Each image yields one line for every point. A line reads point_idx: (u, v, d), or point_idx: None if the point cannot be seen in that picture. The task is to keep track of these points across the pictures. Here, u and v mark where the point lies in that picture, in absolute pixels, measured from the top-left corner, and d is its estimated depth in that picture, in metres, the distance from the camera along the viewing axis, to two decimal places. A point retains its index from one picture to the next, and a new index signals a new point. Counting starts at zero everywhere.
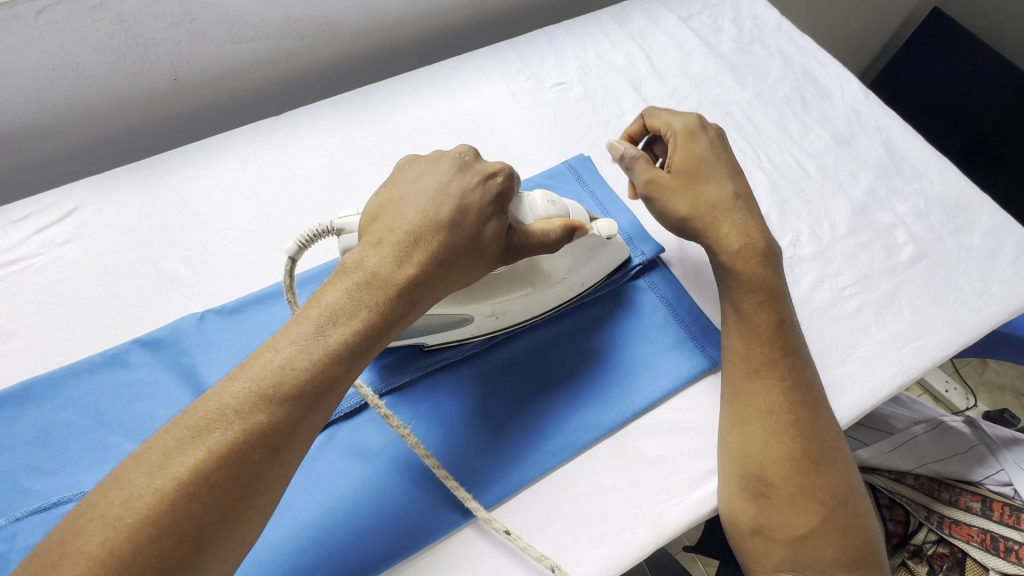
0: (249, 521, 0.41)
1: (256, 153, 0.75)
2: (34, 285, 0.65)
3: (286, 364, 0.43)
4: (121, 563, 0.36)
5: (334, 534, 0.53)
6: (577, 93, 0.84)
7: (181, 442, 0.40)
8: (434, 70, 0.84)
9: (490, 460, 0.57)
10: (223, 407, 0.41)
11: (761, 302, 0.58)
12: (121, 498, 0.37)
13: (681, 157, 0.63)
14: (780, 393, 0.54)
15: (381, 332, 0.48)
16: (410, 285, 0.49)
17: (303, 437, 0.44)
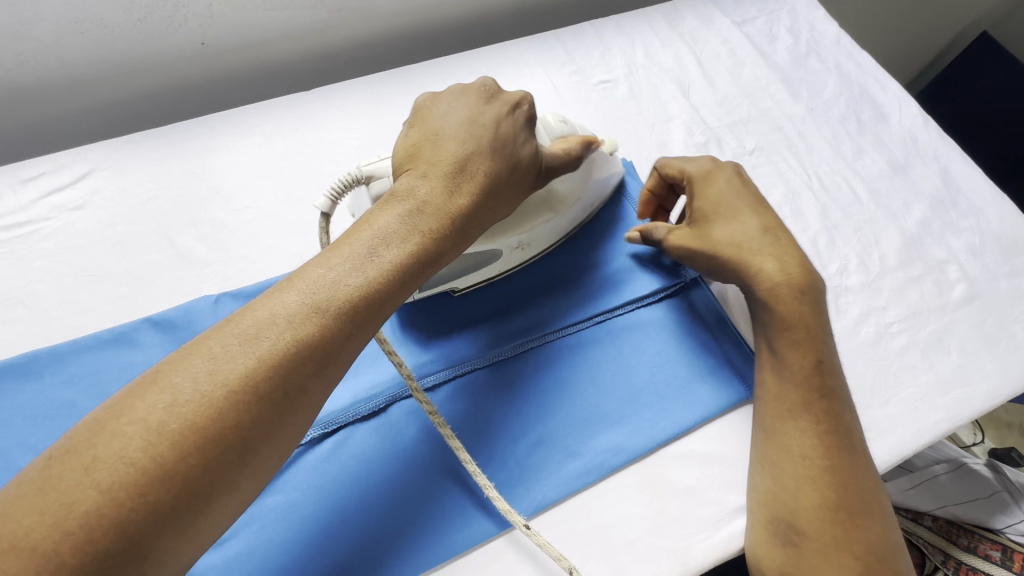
0: (287, 438, 0.40)
1: (282, 130, 0.72)
2: (43, 252, 0.62)
3: (339, 282, 0.43)
4: (165, 468, 0.34)
5: (343, 546, 0.50)
6: (622, 92, 0.80)
7: (228, 349, 0.38)
8: (474, 56, 0.80)
9: (515, 474, 0.54)
10: (275, 317, 0.40)
11: (798, 342, 0.54)
12: (163, 403, 0.36)
13: (702, 206, 0.60)
14: (815, 437, 0.51)
15: (434, 257, 0.48)
16: (463, 213, 0.49)
17: (347, 356, 0.43)
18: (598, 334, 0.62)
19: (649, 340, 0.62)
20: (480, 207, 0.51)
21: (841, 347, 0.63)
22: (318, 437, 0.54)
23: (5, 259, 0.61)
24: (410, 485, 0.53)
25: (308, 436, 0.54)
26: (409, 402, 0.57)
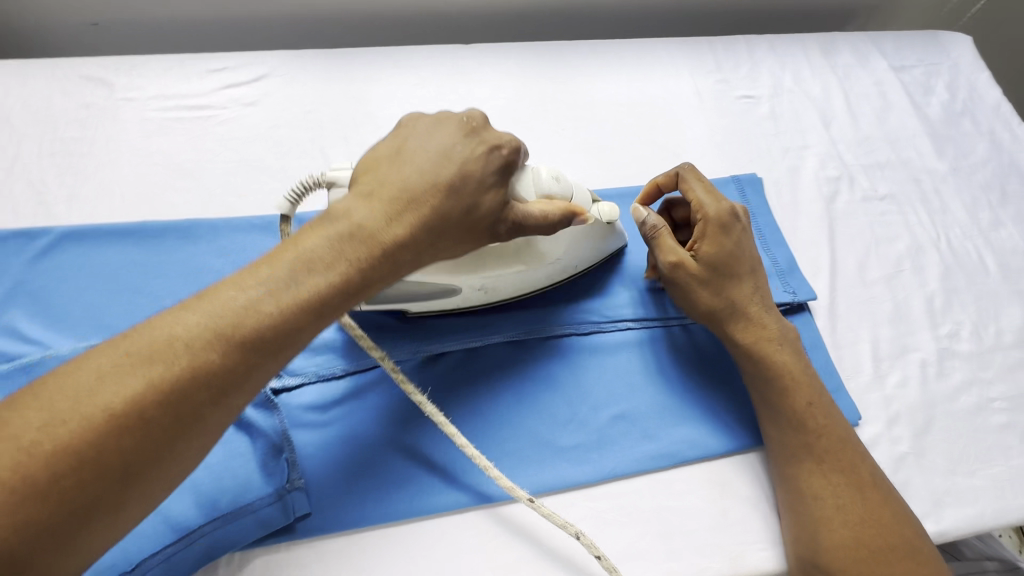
0: (187, 460, 0.37)
1: (438, 75, 0.76)
2: (216, 135, 0.69)
3: (251, 306, 0.39)
4: (34, 489, 0.32)
5: (427, 458, 0.55)
6: (763, 111, 0.80)
7: (117, 369, 0.35)
8: (626, 44, 0.82)
9: (588, 441, 0.57)
10: (174, 338, 0.37)
11: (784, 390, 0.56)
12: (38, 422, 0.33)
13: (711, 251, 0.58)
14: (821, 477, 0.53)
15: (358, 289, 0.43)
16: (402, 245, 0.45)
17: (256, 384, 0.40)
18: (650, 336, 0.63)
19: (662, 355, 0.62)
20: (420, 246, 0.46)
21: (936, 407, 0.62)
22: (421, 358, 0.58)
23: (185, 134, 0.69)
24: (493, 422, 0.56)
25: (416, 353, 0.58)
26: (504, 348, 0.60)
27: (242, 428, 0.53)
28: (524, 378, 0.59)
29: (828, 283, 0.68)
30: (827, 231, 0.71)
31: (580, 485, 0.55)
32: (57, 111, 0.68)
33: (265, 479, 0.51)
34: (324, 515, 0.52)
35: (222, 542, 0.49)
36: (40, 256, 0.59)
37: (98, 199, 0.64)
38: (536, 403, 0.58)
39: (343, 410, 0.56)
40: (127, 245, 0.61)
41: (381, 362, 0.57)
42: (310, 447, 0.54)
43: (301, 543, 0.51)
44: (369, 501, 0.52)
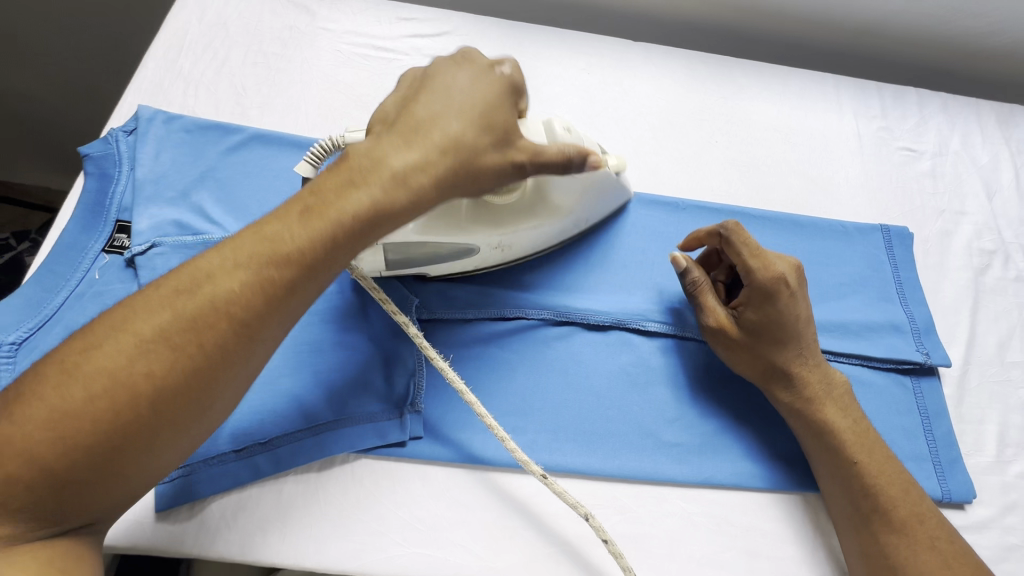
0: (216, 390, 0.39)
1: (606, 65, 0.78)
2: (394, 77, 0.74)
3: (267, 242, 0.41)
4: (73, 409, 0.36)
5: (534, 417, 0.56)
6: (922, 166, 0.77)
7: (148, 303, 0.39)
8: (791, 71, 0.82)
9: (686, 443, 0.57)
10: (200, 274, 0.40)
11: (824, 447, 0.54)
12: (80, 350, 0.37)
13: (756, 317, 0.57)
14: (866, 538, 0.51)
15: (371, 221, 0.42)
16: (420, 178, 0.43)
17: (274, 317, 0.41)
18: None
19: None
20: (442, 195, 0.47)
21: None
22: (549, 322, 0.60)
23: (368, 70, 0.74)
24: (600, 401, 0.58)
25: (543, 315, 0.60)
26: (623, 335, 0.61)
27: (382, 343, 0.57)
28: (639, 367, 0.60)
29: (961, 356, 0.65)
30: (970, 303, 0.68)
31: (673, 483, 0.56)
32: (265, 28, 0.75)
33: (389, 394, 0.55)
34: (434, 441, 0.54)
35: (343, 440, 0.53)
36: (231, 148, 0.65)
37: (286, 111, 0.70)
38: (647, 394, 0.59)
39: (467, 351, 0.58)
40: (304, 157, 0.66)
41: (514, 316, 0.60)
42: (434, 376, 0.57)
43: (407, 461, 0.54)
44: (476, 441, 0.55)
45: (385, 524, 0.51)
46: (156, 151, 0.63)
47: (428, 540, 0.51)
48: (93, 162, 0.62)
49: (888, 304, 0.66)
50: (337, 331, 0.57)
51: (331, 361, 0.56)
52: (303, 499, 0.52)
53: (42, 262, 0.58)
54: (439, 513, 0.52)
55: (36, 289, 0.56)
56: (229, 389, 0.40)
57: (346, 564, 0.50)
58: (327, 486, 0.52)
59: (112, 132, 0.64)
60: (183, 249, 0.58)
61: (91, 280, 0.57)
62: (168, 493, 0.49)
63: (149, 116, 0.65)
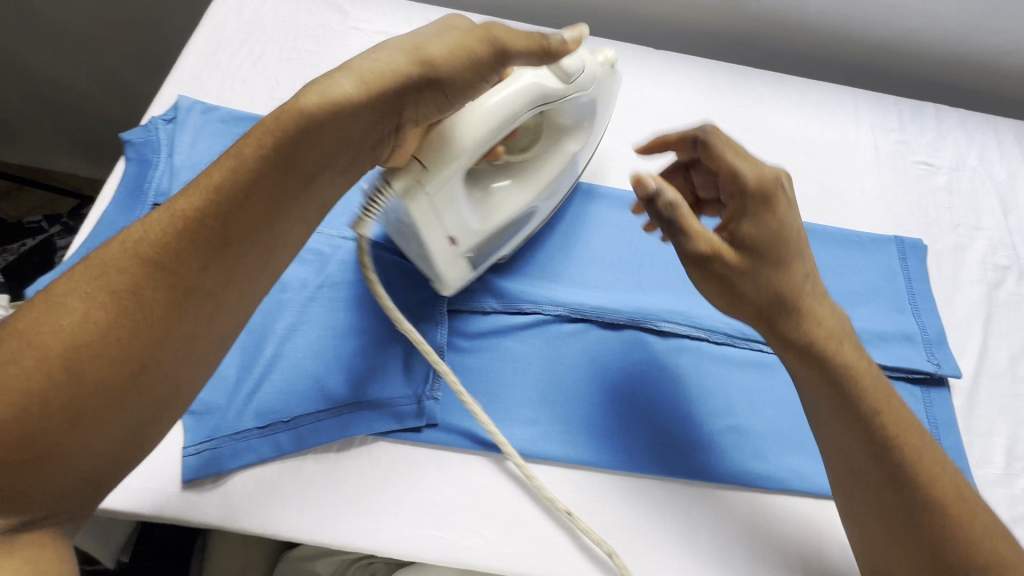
0: (166, 341, 0.42)
1: (628, 71, 0.80)
2: None
3: (189, 195, 0.44)
4: (14, 383, 0.37)
5: (546, 409, 0.58)
6: (938, 180, 0.78)
7: (76, 277, 0.41)
8: (810, 83, 0.83)
9: (695, 441, 0.58)
10: (127, 242, 0.43)
11: (835, 399, 0.51)
12: (8, 337, 0.39)
13: (749, 231, 0.53)
14: (880, 493, 0.49)
15: (288, 150, 0.45)
16: (346, 89, 0.45)
17: (211, 261, 0.44)
18: (773, 361, 0.63)
19: (774, 381, 0.62)
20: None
21: None
22: (564, 317, 0.62)
23: None
24: (611, 397, 0.59)
25: (560, 312, 0.62)
26: (637, 333, 0.63)
27: (402, 330, 0.59)
28: (651, 365, 0.61)
29: (972, 369, 0.66)
30: (983, 317, 0.69)
31: (680, 479, 0.57)
32: (301, 26, 0.78)
33: (409, 381, 0.57)
34: (449, 428, 0.56)
35: (362, 423, 0.55)
36: None
37: None
38: (657, 392, 0.60)
39: (484, 343, 0.60)
40: None
41: (531, 312, 0.62)
42: (451, 366, 0.59)
43: (423, 446, 0.56)
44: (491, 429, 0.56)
45: (399, 505, 0.53)
46: (193, 140, 0.66)
47: (441, 522, 0.52)
48: (135, 148, 0.65)
49: (901, 315, 0.67)
50: (360, 318, 0.59)
51: (353, 347, 0.58)
52: (321, 477, 0.53)
53: (83, 241, 0.60)
54: (452, 497, 0.54)
55: (76, 266, 0.58)
56: (179, 341, 0.43)
57: (361, 541, 0.51)
58: (345, 467, 0.54)
59: (153, 120, 0.67)
60: None
61: None
62: (193, 465, 0.51)
63: (188, 106, 0.68)
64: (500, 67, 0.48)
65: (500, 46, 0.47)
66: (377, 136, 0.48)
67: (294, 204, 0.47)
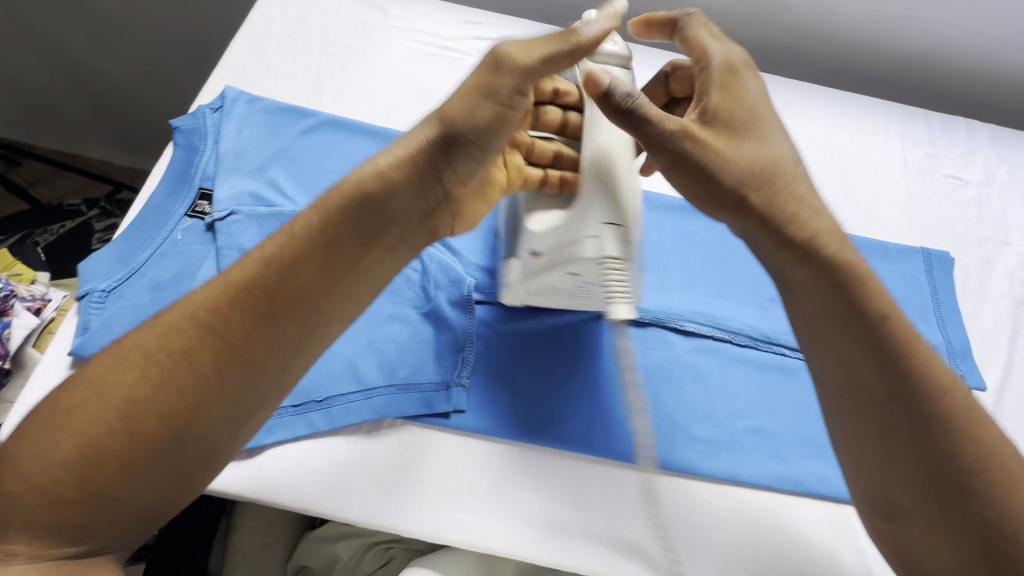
0: (208, 413, 0.44)
1: None
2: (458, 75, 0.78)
3: (239, 270, 0.46)
4: (78, 442, 0.40)
5: (571, 401, 0.59)
6: (966, 194, 0.78)
7: (136, 344, 0.44)
8: (840, 94, 0.84)
9: (716, 440, 0.59)
10: (183, 312, 0.45)
11: (825, 301, 0.50)
12: (76, 394, 0.42)
13: (720, 103, 0.50)
14: (883, 404, 0.48)
15: (330, 230, 0.47)
16: (382, 165, 0.47)
17: (255, 338, 0.45)
18: (796, 366, 0.64)
19: (797, 386, 0.63)
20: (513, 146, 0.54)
21: None
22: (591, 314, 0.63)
23: (435, 67, 0.78)
24: None
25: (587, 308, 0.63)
26: (662, 332, 0.64)
27: (434, 319, 0.61)
28: (674, 363, 0.62)
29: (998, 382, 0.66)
30: (1009, 332, 0.69)
31: (699, 476, 0.58)
32: (342, 22, 0.80)
33: (438, 368, 0.59)
34: (475, 415, 0.57)
35: (391, 406, 0.57)
36: (305, 131, 0.70)
37: (357, 99, 0.75)
38: (681, 390, 0.61)
39: (512, 335, 0.61)
40: (371, 143, 0.71)
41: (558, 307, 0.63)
42: (479, 357, 0.60)
43: (449, 432, 0.57)
44: (516, 418, 0.58)
45: (424, 488, 0.54)
46: (238, 128, 0.69)
47: (464, 506, 0.54)
48: (183, 134, 0.68)
49: (926, 326, 0.67)
50: (392, 306, 0.61)
51: (385, 333, 0.60)
52: (351, 456, 0.55)
53: (132, 221, 0.63)
54: (476, 482, 0.55)
55: (126, 244, 0.62)
56: (220, 413, 0.44)
57: (386, 520, 0.53)
58: (373, 449, 0.56)
59: (200, 108, 0.70)
60: (258, 218, 0.63)
61: (174, 240, 0.62)
62: None
63: (234, 96, 0.71)
64: (520, 95, 0.46)
65: (505, 69, 0.45)
66: (419, 208, 0.49)
67: (342, 284, 0.48)
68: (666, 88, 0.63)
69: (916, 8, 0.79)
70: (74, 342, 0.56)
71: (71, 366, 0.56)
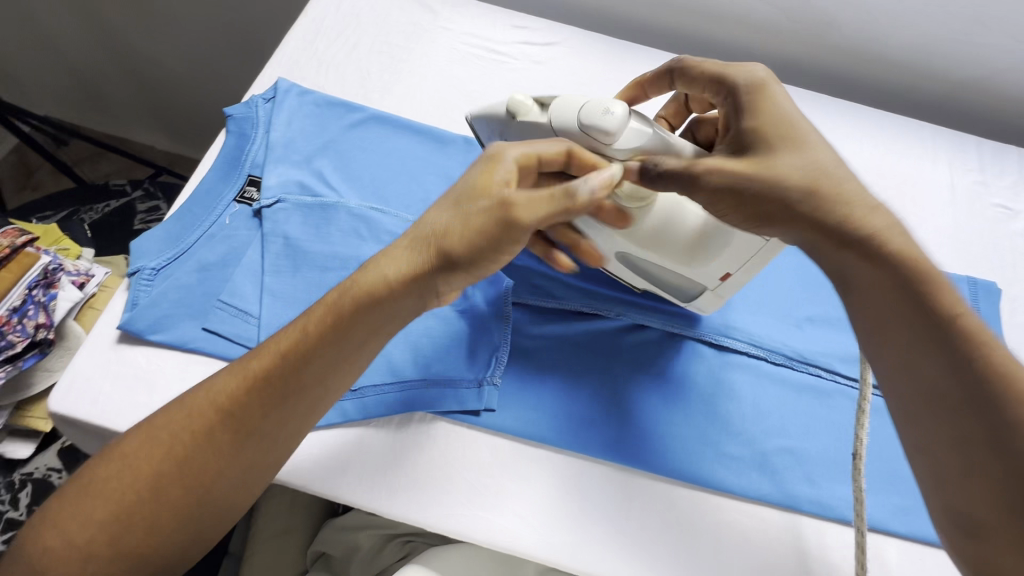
0: (223, 486, 0.46)
1: None
2: (503, 79, 0.79)
3: (257, 359, 0.47)
4: (110, 516, 0.44)
5: (601, 408, 0.59)
6: (1017, 224, 0.76)
7: (161, 423, 0.46)
8: (886, 116, 0.82)
9: (746, 457, 0.58)
10: (204, 395, 0.47)
11: (875, 291, 0.44)
12: (105, 468, 0.45)
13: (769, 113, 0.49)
14: (955, 411, 0.40)
15: (338, 328, 0.47)
16: (385, 272, 0.47)
17: (269, 419, 0.47)
18: (832, 388, 0.63)
19: (832, 408, 0.62)
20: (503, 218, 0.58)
21: None
22: (626, 323, 0.63)
23: (481, 69, 0.79)
24: (666, 405, 0.60)
25: (622, 316, 0.63)
26: (696, 346, 0.63)
27: (470, 317, 0.62)
28: (708, 378, 0.61)
29: None
30: None
31: (728, 493, 0.57)
32: (392, 21, 0.81)
33: (471, 367, 0.59)
34: (505, 415, 0.58)
35: (423, 401, 0.57)
36: (353, 125, 0.72)
37: (403, 97, 0.76)
38: (714, 405, 0.60)
39: (546, 339, 0.62)
40: (416, 140, 0.72)
41: (594, 314, 0.63)
42: (513, 358, 0.61)
43: (478, 431, 0.57)
44: (545, 421, 0.58)
45: (451, 483, 0.55)
46: (289, 119, 0.70)
47: (490, 505, 0.54)
48: (236, 122, 0.70)
49: None
50: None
51: (421, 329, 0.60)
52: (382, 446, 0.56)
53: (183, 203, 0.65)
54: (503, 481, 0.55)
55: (176, 225, 0.63)
56: (234, 484, 0.46)
57: (412, 513, 0.53)
58: (404, 442, 0.56)
59: (254, 98, 0.72)
60: (303, 208, 0.64)
61: (221, 224, 0.64)
62: None
63: (286, 87, 0.72)
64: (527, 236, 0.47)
65: (517, 223, 0.45)
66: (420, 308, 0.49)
67: (347, 371, 0.48)
68: (686, 105, 0.64)
69: (973, 33, 0.77)
70: (122, 317, 0.58)
71: (118, 340, 0.58)
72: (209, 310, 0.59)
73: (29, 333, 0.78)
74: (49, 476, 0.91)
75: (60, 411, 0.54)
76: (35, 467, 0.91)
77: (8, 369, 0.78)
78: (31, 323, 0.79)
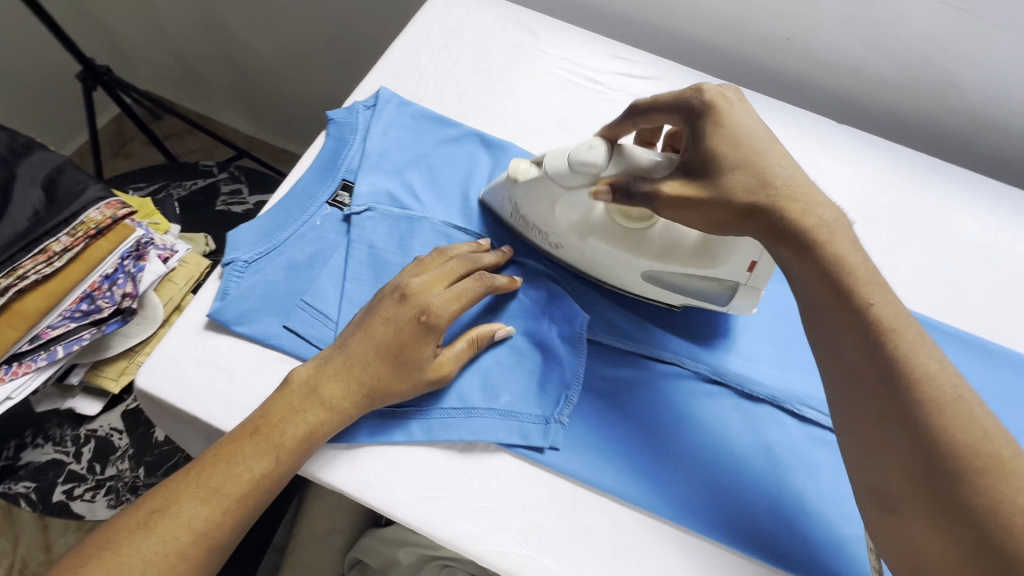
0: None
1: (804, 139, 0.78)
2: (599, 109, 0.78)
3: (231, 479, 0.49)
4: None
5: (669, 463, 0.56)
6: None
7: (133, 542, 0.46)
8: (1006, 188, 0.76)
9: (821, 542, 0.54)
10: (177, 514, 0.47)
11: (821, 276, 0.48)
12: None
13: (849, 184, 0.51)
14: (875, 397, 0.44)
15: (307, 449, 0.52)
16: (350, 405, 0.53)
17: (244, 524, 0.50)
18: None
19: None
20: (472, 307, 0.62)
21: None
22: (703, 376, 0.61)
23: (578, 97, 0.79)
24: (738, 471, 0.57)
25: (699, 370, 0.61)
26: (774, 411, 0.60)
27: (543, 351, 0.61)
28: (787, 450, 0.58)
29: None
30: None
31: None
32: (494, 40, 0.82)
33: (539, 401, 0.58)
34: (570, 457, 0.56)
35: (489, 429, 0.56)
36: (446, 141, 0.73)
37: (498, 117, 0.76)
38: (790, 479, 0.57)
39: (617, 382, 0.60)
40: (506, 161, 0.72)
41: (669, 362, 0.61)
42: (583, 397, 0.59)
43: (540, 468, 0.56)
44: (608, 468, 0.56)
45: (507, 518, 0.54)
46: (386, 128, 0.72)
47: (544, 548, 0.53)
48: (337, 126, 0.72)
49: None
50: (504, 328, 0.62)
51: (493, 355, 0.60)
52: (444, 470, 0.55)
53: (279, 200, 0.67)
54: (561, 525, 0.54)
55: (270, 221, 0.65)
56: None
57: (465, 545, 0.52)
58: (464, 468, 0.56)
59: (356, 104, 0.73)
60: (391, 218, 0.65)
61: (312, 225, 0.65)
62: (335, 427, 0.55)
63: (387, 97, 0.74)
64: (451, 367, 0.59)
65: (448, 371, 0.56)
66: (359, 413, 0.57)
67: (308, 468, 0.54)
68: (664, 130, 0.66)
69: None
70: (213, 305, 0.59)
71: (206, 327, 0.60)
72: (293, 310, 0.60)
73: (116, 301, 0.81)
74: (110, 435, 0.96)
75: (146, 388, 0.56)
76: (100, 425, 0.96)
77: (92, 331, 0.81)
78: (119, 291, 0.82)
